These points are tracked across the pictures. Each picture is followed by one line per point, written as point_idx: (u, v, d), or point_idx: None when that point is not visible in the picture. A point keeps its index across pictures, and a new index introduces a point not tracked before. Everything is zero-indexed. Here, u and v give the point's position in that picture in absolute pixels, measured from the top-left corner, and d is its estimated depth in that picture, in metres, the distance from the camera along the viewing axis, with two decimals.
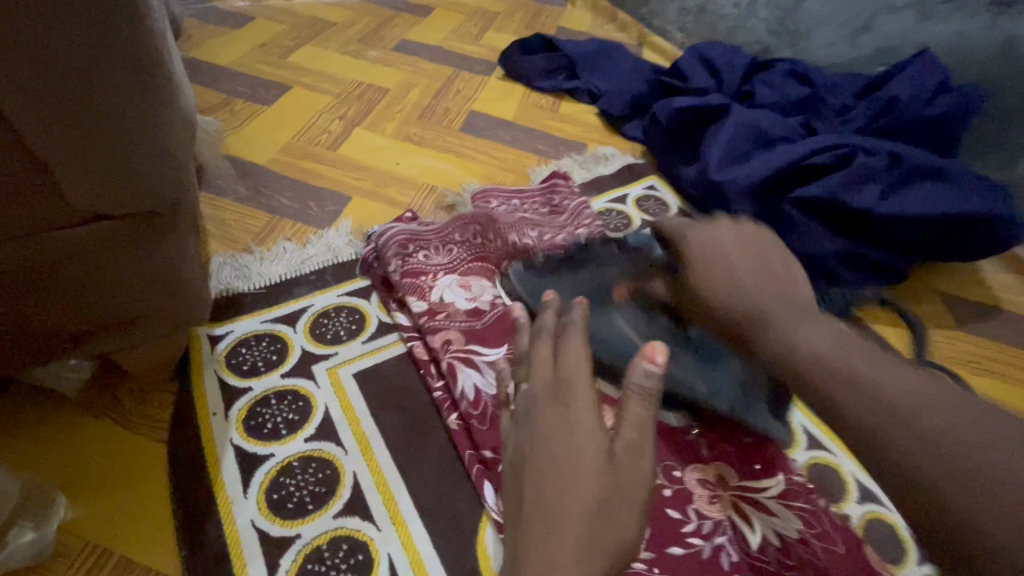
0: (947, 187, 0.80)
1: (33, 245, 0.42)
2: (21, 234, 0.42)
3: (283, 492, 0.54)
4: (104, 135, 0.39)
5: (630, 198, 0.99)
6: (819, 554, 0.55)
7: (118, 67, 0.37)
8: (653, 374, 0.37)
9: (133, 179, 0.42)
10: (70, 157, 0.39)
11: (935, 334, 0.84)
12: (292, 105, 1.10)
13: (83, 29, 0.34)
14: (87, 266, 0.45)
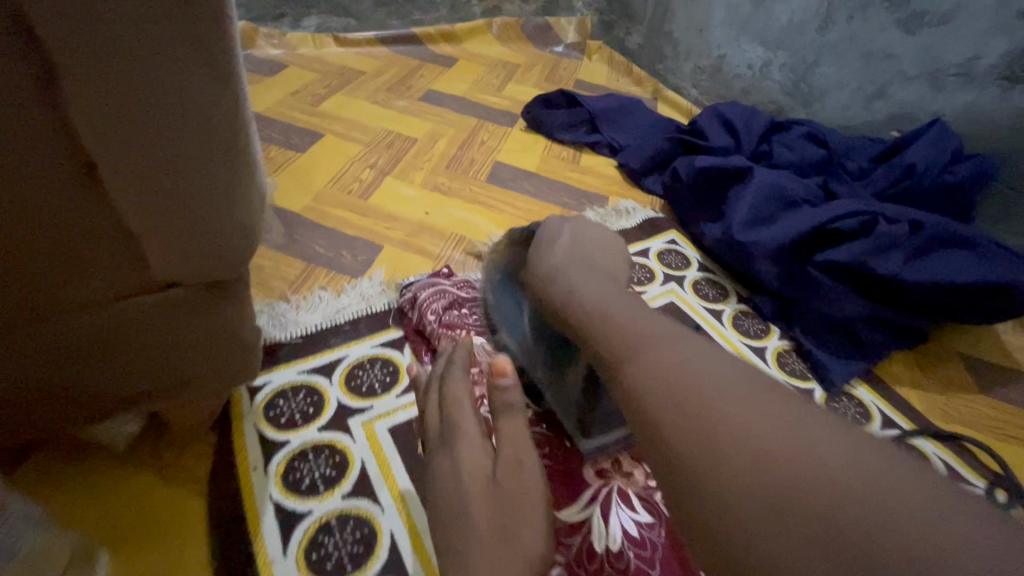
0: (971, 254, 0.82)
1: (109, 309, 0.45)
2: (99, 302, 0.45)
3: (322, 552, 0.54)
4: (185, 208, 0.41)
5: (653, 252, 1.02)
6: None
7: (203, 144, 0.39)
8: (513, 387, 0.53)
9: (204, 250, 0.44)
10: (155, 231, 0.41)
11: (959, 397, 0.85)
12: (325, 153, 1.14)
13: (184, 122, 0.37)
14: (153, 329, 0.48)
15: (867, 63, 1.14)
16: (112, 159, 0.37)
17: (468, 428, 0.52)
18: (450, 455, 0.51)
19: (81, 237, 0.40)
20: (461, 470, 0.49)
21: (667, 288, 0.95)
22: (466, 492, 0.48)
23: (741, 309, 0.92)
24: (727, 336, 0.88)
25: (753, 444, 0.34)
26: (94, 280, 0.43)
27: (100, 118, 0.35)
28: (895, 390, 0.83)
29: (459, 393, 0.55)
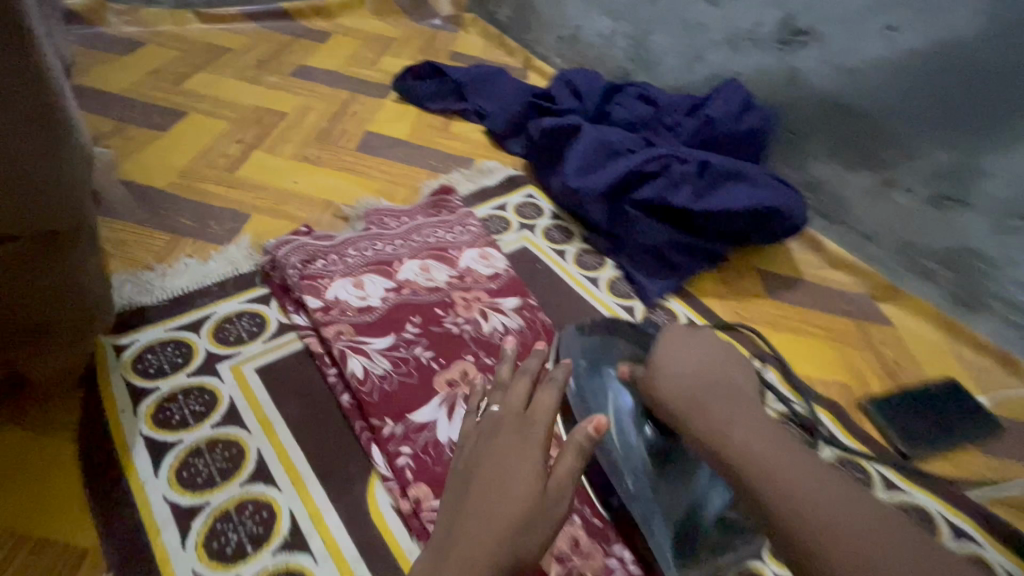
0: (748, 186, 1.01)
1: None
2: None
3: (192, 469, 0.62)
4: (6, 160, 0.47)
5: (510, 206, 1.15)
6: None
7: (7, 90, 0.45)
8: (591, 437, 0.52)
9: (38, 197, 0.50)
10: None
11: (752, 302, 1.06)
12: (188, 130, 1.15)
13: None
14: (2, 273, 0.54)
15: (686, 31, 1.32)
16: None
17: (540, 410, 0.56)
18: (517, 435, 0.52)
19: None
20: (525, 449, 0.51)
21: (521, 235, 1.09)
22: (510, 478, 0.49)
23: (583, 248, 1.07)
24: (569, 270, 1.03)
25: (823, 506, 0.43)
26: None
27: None
28: (700, 301, 1.02)
29: (542, 407, 0.56)
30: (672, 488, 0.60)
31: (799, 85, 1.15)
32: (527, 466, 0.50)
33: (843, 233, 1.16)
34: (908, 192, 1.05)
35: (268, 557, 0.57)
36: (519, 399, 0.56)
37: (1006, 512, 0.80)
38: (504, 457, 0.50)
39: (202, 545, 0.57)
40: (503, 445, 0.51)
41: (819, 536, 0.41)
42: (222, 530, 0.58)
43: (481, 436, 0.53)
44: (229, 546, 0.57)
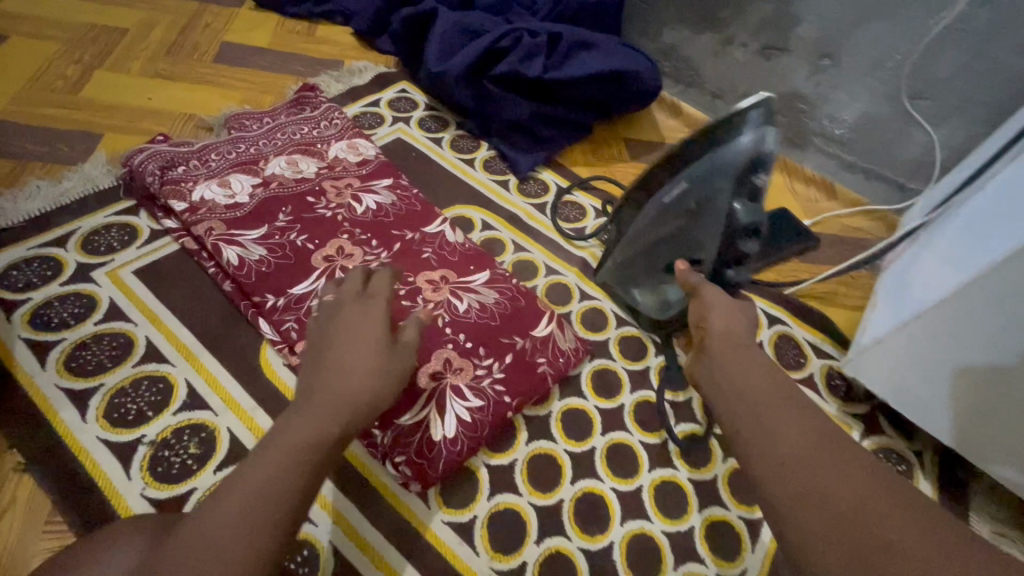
0: (597, 53, 1.08)
1: None
2: None
3: (80, 359, 0.66)
4: None
5: (383, 101, 1.16)
6: (506, 307, 0.78)
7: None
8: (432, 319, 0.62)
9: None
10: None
11: (619, 165, 1.15)
12: (15, 56, 1.05)
13: None
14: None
15: None
16: None
17: (379, 284, 0.62)
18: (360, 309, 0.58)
19: None
20: (367, 316, 0.58)
21: (396, 128, 1.11)
22: (363, 339, 0.55)
23: (457, 133, 1.12)
24: (443, 155, 1.08)
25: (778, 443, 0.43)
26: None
27: None
28: (569, 169, 1.11)
29: (380, 285, 0.62)
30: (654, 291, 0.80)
31: None
32: (371, 331, 0.56)
33: (697, 95, 1.27)
34: (744, 47, 1.15)
35: (169, 417, 0.64)
36: (357, 283, 0.62)
37: (812, 300, 0.97)
38: (350, 334, 0.56)
39: (103, 416, 0.62)
40: (349, 319, 0.57)
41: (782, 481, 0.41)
42: (120, 404, 0.63)
43: (327, 315, 0.58)
44: (130, 414, 0.63)
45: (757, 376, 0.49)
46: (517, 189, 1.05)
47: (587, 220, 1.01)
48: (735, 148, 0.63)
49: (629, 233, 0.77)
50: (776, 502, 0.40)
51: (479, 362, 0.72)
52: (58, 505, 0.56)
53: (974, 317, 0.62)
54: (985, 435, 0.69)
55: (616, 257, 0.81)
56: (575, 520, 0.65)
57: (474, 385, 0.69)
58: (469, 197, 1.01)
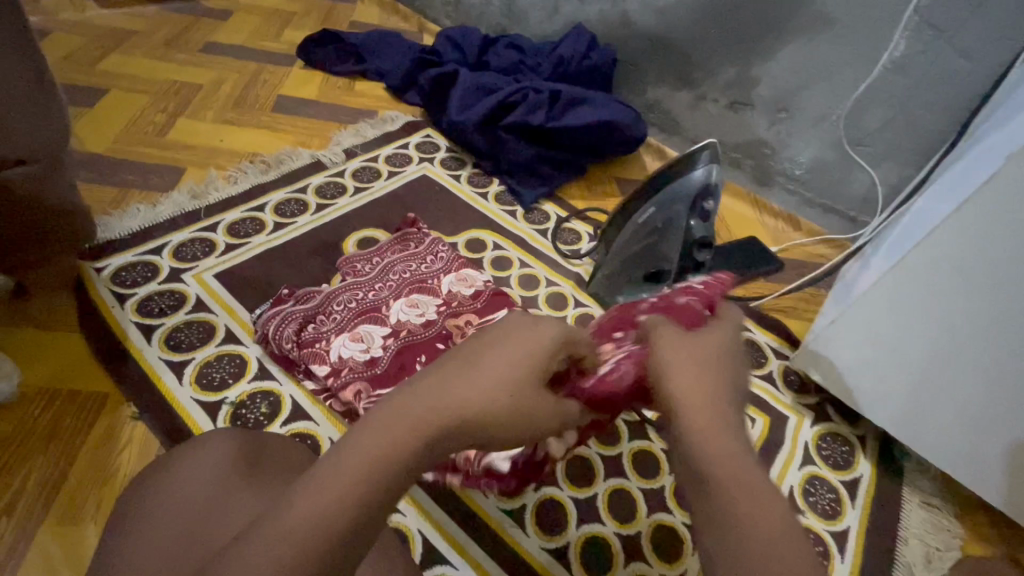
0: (591, 108, 1.30)
1: None
2: None
3: (177, 339, 0.83)
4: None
5: (412, 145, 1.37)
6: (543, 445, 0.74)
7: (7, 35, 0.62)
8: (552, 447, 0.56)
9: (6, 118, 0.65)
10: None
11: (609, 200, 1.34)
12: (114, 106, 1.29)
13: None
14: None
15: None
16: None
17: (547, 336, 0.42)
18: (504, 348, 0.40)
19: None
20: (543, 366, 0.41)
21: (422, 167, 1.32)
22: (513, 360, 0.40)
23: (473, 172, 1.33)
24: (461, 189, 1.28)
25: (727, 479, 0.34)
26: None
27: None
28: (567, 201, 1.30)
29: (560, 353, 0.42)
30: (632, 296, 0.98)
31: (632, 26, 1.42)
32: (542, 360, 0.41)
33: (678, 141, 1.48)
34: (716, 102, 1.37)
35: (245, 385, 0.80)
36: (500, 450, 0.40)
37: (776, 313, 1.13)
38: (509, 368, 0.39)
39: (195, 382, 0.79)
40: (520, 333, 0.42)
41: (729, 532, 0.33)
42: (208, 373, 0.80)
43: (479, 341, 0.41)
44: (215, 381, 0.80)
45: (705, 395, 0.38)
46: (523, 217, 1.24)
47: (581, 243, 1.20)
48: (692, 179, 0.81)
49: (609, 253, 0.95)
50: (706, 551, 0.33)
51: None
52: (164, 446, 0.72)
53: (918, 322, 0.75)
54: (930, 427, 0.81)
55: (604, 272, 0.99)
56: (567, 475, 0.79)
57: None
58: (482, 223, 1.20)
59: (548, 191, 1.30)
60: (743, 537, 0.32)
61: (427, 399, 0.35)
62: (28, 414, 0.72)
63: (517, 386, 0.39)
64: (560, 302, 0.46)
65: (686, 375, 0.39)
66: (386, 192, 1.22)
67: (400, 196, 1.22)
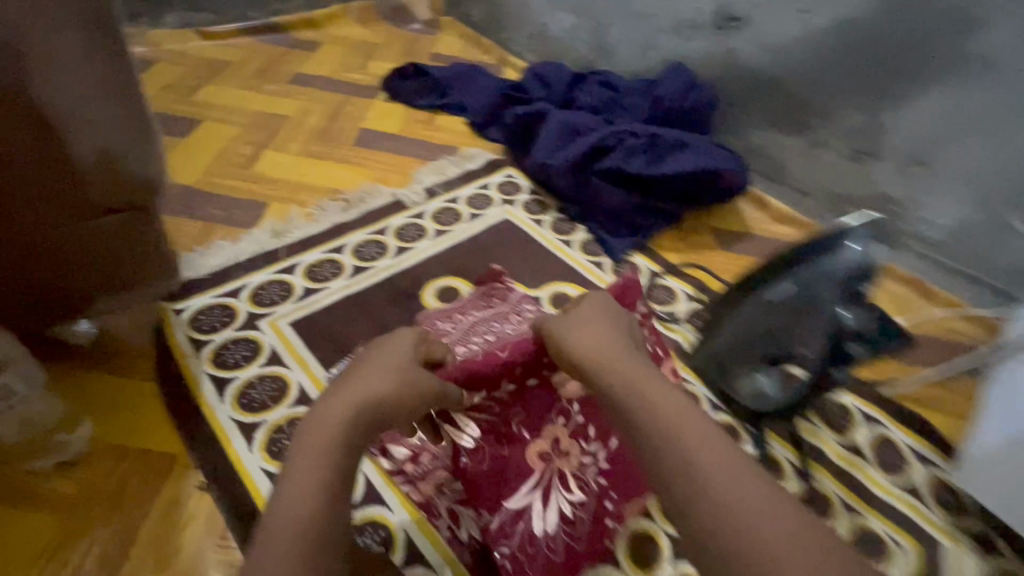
0: (691, 153, 1.19)
1: (72, 229, 0.68)
2: (65, 224, 0.67)
3: (249, 397, 0.78)
4: (99, 144, 0.63)
5: (493, 185, 1.30)
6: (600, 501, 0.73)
7: (105, 91, 0.61)
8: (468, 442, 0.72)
9: (104, 164, 0.65)
10: (56, 145, 0.61)
11: (705, 253, 1.21)
12: (206, 136, 1.30)
13: (102, 107, 0.61)
14: (64, 234, 0.68)
15: (638, 21, 1.45)
16: (56, 117, 0.59)
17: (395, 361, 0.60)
18: (375, 370, 0.59)
19: (35, 169, 0.62)
20: (398, 374, 0.59)
21: (503, 209, 1.24)
22: (393, 376, 0.59)
23: (557, 216, 1.23)
24: (544, 235, 1.18)
25: (696, 465, 0.45)
26: (34, 201, 0.64)
27: (52, 101, 0.58)
28: (660, 253, 1.18)
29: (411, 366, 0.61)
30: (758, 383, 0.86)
31: (737, 64, 1.31)
32: (389, 377, 0.59)
33: (783, 190, 1.33)
34: (833, 150, 1.22)
35: None
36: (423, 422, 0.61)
37: (912, 404, 0.93)
38: (370, 380, 0.58)
39: (264, 448, 0.73)
40: (362, 374, 0.58)
41: (700, 501, 0.44)
42: (279, 439, 0.74)
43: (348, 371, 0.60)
44: (285, 449, 0.73)
45: (605, 346, 0.58)
46: (611, 270, 1.13)
47: (678, 304, 1.07)
48: (842, 255, 0.85)
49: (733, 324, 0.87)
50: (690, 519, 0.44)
51: (519, 418, 0.72)
52: (229, 524, 0.65)
53: None
54: None
55: (715, 343, 0.89)
56: None
57: (579, 475, 0.73)
58: (568, 275, 1.10)
59: (639, 242, 1.18)
60: (716, 502, 0.43)
61: (343, 410, 0.54)
62: (96, 473, 0.68)
63: (388, 380, 0.58)
64: (400, 340, 0.64)
65: (600, 341, 0.59)
66: (466, 236, 1.14)
67: (480, 241, 1.14)
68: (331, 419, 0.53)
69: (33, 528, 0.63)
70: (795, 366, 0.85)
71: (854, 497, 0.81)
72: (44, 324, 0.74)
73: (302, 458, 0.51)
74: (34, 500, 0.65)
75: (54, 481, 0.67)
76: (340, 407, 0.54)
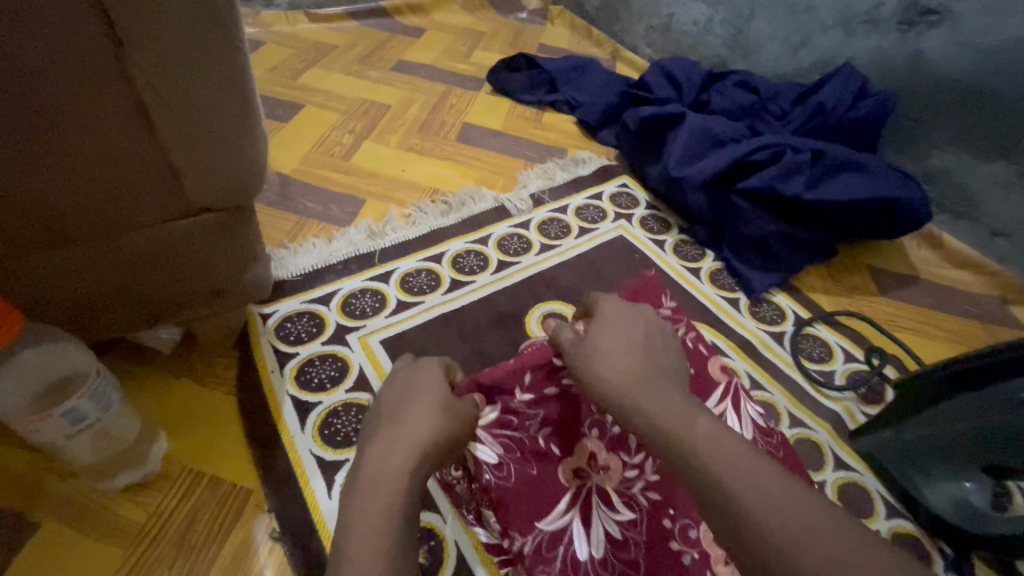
0: (864, 176, 0.97)
1: (165, 230, 0.60)
2: (159, 224, 0.59)
3: (332, 427, 0.68)
4: (204, 134, 0.54)
5: (606, 195, 1.15)
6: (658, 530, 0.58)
7: (214, 77, 0.51)
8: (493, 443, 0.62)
9: (209, 158, 0.56)
10: (160, 133, 0.53)
11: (864, 300, 0.99)
12: (306, 122, 1.24)
13: (212, 92, 0.52)
14: (155, 236, 0.60)
15: (793, 14, 1.23)
16: (161, 102, 0.51)
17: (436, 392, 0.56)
18: (410, 403, 0.54)
19: (135, 163, 0.54)
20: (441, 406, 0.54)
21: (618, 224, 1.08)
22: (433, 402, 0.54)
23: (681, 238, 1.06)
24: (667, 260, 1.01)
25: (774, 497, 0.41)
26: (129, 202, 0.56)
27: (159, 83, 0.49)
28: (806, 294, 0.98)
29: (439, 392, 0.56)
30: (956, 493, 0.65)
31: (925, 69, 1.06)
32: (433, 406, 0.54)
33: (970, 228, 1.07)
34: None
35: None
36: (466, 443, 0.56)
37: None
38: (420, 411, 0.53)
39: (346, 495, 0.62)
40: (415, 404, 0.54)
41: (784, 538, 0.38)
42: None
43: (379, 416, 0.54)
44: None
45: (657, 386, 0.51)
46: (748, 310, 0.94)
47: (835, 363, 0.87)
48: None
49: (919, 420, 0.66)
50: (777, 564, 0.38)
51: (545, 425, 0.63)
52: None
53: None
54: None
55: (906, 431, 0.68)
56: None
57: (623, 491, 0.60)
58: (694, 311, 0.92)
59: (784, 281, 0.98)
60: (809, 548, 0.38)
61: (392, 441, 0.50)
62: (163, 503, 0.60)
63: (425, 407, 0.54)
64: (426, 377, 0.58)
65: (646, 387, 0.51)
66: (576, 253, 0.99)
67: (592, 261, 0.99)
68: (395, 446, 0.49)
69: (93, 561, 0.56)
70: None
71: None
72: (130, 330, 0.66)
73: (380, 440, 0.50)
74: (97, 526, 0.58)
75: (120, 505, 0.59)
76: (387, 433, 0.51)
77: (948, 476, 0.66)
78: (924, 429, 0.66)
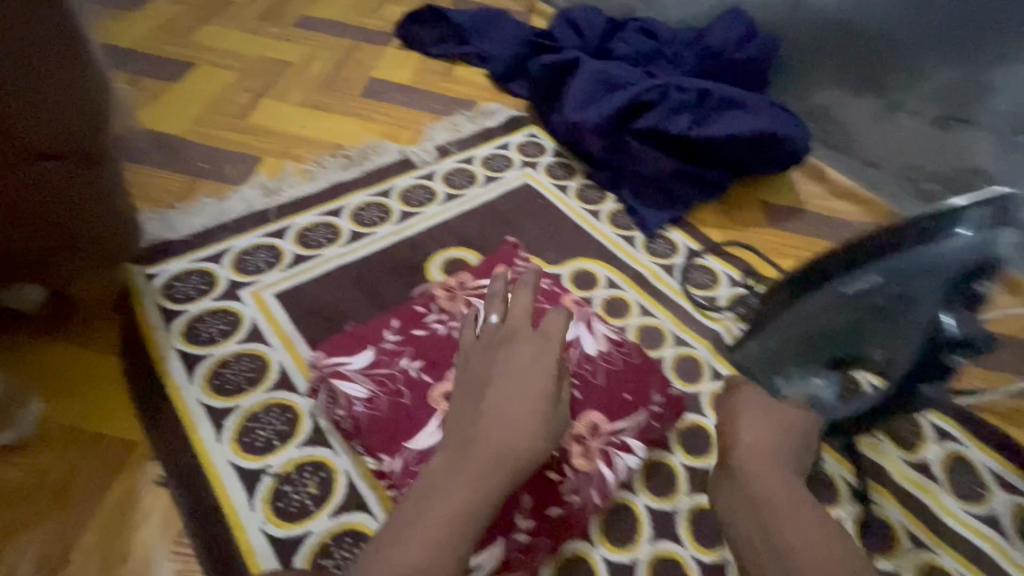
0: (746, 113, 1.03)
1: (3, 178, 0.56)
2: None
3: (222, 377, 0.68)
4: (24, 72, 0.51)
5: (513, 145, 1.16)
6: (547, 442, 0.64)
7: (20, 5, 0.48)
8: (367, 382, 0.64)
9: (36, 97, 0.52)
10: None
11: (751, 231, 1.05)
12: (198, 81, 1.18)
13: (24, 23, 0.49)
14: None
15: None
16: None
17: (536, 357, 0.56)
18: (505, 366, 0.55)
19: None
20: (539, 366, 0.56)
21: (523, 172, 1.10)
22: (533, 367, 0.55)
23: (584, 182, 1.09)
24: (570, 204, 1.04)
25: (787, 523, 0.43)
26: None
27: None
28: (699, 228, 1.03)
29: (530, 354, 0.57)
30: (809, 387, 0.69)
31: (805, 10, 1.11)
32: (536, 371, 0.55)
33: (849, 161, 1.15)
34: (915, 115, 1.03)
35: (293, 450, 0.63)
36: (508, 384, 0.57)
37: (995, 418, 0.80)
38: (514, 375, 0.54)
39: (235, 438, 0.63)
40: (510, 361, 0.56)
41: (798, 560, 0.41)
42: (251, 428, 0.64)
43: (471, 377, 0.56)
44: (258, 441, 0.63)
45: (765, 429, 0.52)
46: (644, 246, 0.98)
47: (719, 289, 0.93)
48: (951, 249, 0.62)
49: (789, 324, 0.70)
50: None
51: (414, 358, 0.66)
52: (188, 525, 0.57)
53: None
54: None
55: (767, 338, 0.72)
56: None
57: None
58: (592, 250, 0.96)
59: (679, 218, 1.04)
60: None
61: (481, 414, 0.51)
62: (41, 460, 0.59)
63: (517, 378, 0.54)
64: (522, 344, 0.57)
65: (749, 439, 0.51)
66: (480, 202, 1.01)
67: (496, 208, 1.01)
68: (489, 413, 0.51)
69: None
70: (863, 372, 0.68)
71: (918, 524, 0.70)
72: None
73: (482, 401, 0.53)
74: None
75: None
76: (486, 397, 0.53)
77: (802, 369, 0.69)
78: (790, 334, 0.69)
